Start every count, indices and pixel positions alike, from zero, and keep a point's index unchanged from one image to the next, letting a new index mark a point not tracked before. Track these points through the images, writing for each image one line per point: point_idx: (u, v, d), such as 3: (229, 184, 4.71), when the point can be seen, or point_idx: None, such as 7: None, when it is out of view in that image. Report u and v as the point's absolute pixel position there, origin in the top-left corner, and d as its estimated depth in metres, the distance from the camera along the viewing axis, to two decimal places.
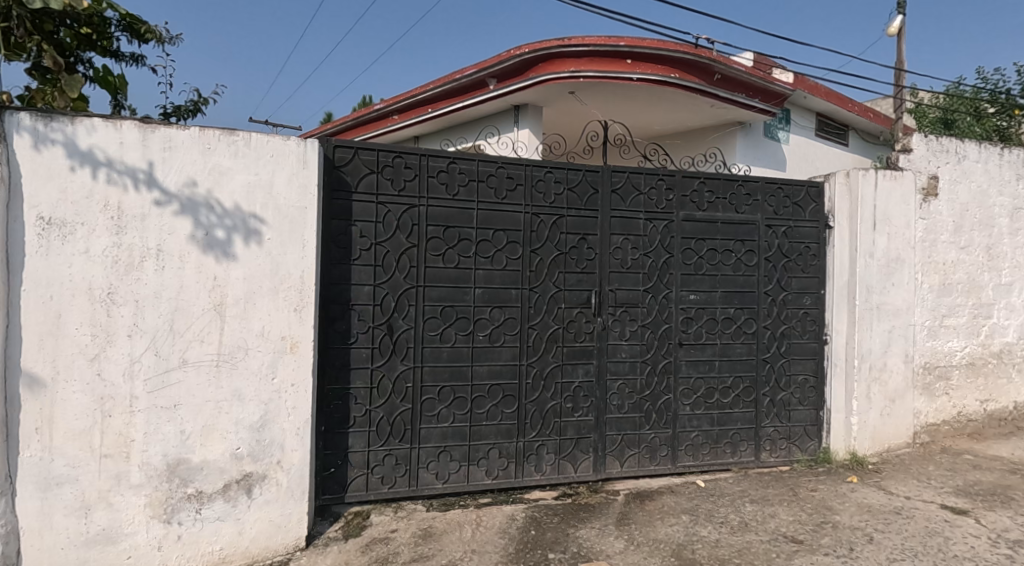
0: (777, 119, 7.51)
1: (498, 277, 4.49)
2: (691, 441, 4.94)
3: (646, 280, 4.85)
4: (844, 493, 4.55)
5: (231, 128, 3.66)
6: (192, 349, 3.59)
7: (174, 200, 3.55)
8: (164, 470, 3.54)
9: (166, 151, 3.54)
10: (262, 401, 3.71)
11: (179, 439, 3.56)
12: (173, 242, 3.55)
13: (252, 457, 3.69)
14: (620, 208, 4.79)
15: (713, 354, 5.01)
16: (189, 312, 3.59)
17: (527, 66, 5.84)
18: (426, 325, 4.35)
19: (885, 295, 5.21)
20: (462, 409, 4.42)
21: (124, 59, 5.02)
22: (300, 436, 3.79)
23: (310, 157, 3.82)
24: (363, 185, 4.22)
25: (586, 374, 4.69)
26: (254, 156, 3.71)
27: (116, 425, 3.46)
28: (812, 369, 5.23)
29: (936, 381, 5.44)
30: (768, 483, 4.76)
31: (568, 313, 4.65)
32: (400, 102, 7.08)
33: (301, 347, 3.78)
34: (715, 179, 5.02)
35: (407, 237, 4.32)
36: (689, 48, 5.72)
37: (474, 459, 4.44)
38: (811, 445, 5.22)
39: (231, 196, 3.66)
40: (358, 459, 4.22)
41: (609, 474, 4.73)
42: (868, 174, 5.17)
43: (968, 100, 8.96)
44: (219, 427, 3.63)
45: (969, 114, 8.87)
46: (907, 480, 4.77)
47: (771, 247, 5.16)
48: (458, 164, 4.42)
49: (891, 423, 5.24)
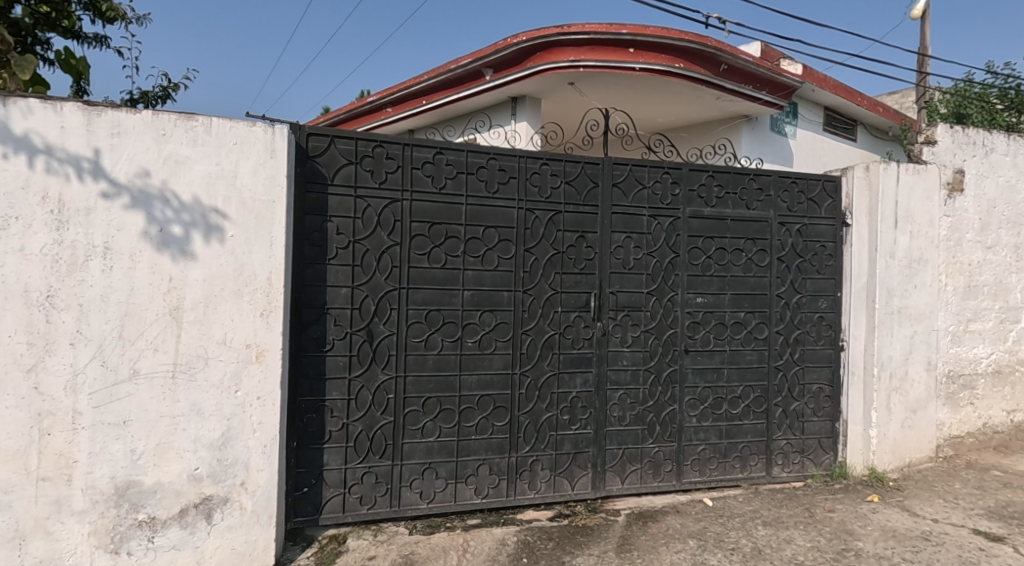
0: (786, 112, 7.14)
1: (488, 278, 4.12)
2: (697, 456, 4.58)
3: (650, 282, 4.48)
4: (865, 514, 4.19)
5: (189, 113, 3.29)
6: (144, 359, 3.22)
7: (123, 193, 3.18)
8: (112, 494, 3.17)
9: (115, 137, 3.17)
10: (224, 416, 3.34)
11: (129, 459, 3.20)
12: (122, 239, 3.18)
13: (213, 479, 3.33)
14: (622, 204, 4.42)
15: (722, 361, 4.64)
16: (141, 316, 3.22)
17: (525, 55, 5.45)
18: (410, 330, 3.98)
19: (908, 298, 4.84)
20: (449, 423, 4.05)
21: (87, 41, 4.68)
22: (267, 455, 3.42)
23: (279, 145, 3.45)
24: (341, 177, 3.86)
25: (585, 384, 4.32)
26: (215, 143, 3.34)
27: (56, 444, 3.10)
28: (827, 378, 4.87)
29: (961, 391, 5.06)
30: (782, 502, 4.39)
31: (565, 317, 4.28)
32: (392, 94, 6.69)
33: (267, 356, 3.41)
34: (724, 172, 4.64)
35: (389, 234, 3.94)
36: (694, 36, 5.34)
37: (461, 476, 4.08)
38: (826, 459, 4.85)
39: (189, 188, 3.28)
40: (333, 478, 3.86)
41: (608, 491, 4.36)
42: (889, 167, 4.80)
43: (978, 97, 8.49)
44: (175, 445, 3.27)
45: (981, 110, 8.39)
46: (933, 499, 4.41)
47: (783, 247, 4.78)
48: (445, 154, 4.05)
49: (913, 436, 4.87)
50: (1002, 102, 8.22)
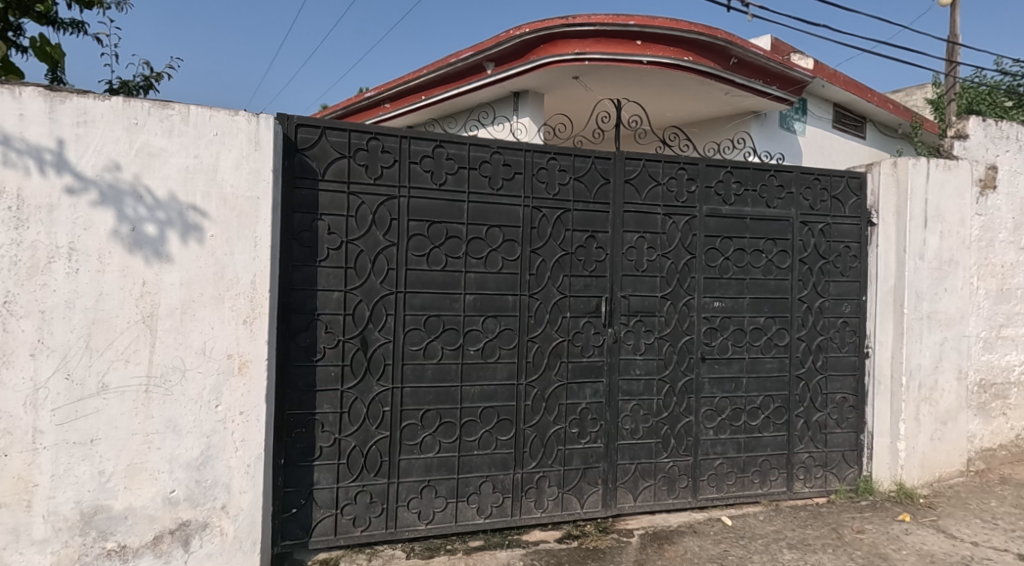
0: (794, 109, 6.85)
1: (492, 281, 3.83)
2: (715, 471, 4.28)
3: (665, 285, 4.18)
4: (897, 536, 3.93)
5: (164, 100, 3.00)
6: (113, 372, 2.92)
7: (90, 187, 2.88)
8: (78, 521, 2.88)
9: (81, 126, 2.88)
10: (203, 434, 3.05)
11: (97, 482, 2.90)
12: (89, 239, 2.88)
13: (190, 502, 3.03)
14: (635, 201, 4.12)
15: (741, 369, 4.35)
16: (110, 325, 2.92)
17: (527, 48, 5.12)
18: (408, 338, 3.69)
19: (937, 303, 4.55)
20: (449, 437, 3.76)
21: (63, 27, 4.38)
22: (250, 475, 3.12)
23: (264, 137, 3.15)
24: (333, 172, 3.56)
25: (595, 395, 4.03)
26: (193, 134, 3.04)
27: (14, 466, 2.81)
28: (851, 387, 4.58)
29: (993, 400, 4.77)
30: (806, 522, 4.11)
31: (574, 323, 3.98)
32: (390, 89, 6.33)
33: (251, 367, 3.12)
34: (742, 168, 4.35)
35: (385, 234, 3.65)
36: (705, 28, 4.99)
37: (463, 495, 3.78)
38: (850, 473, 4.57)
39: (164, 182, 2.99)
40: (324, 498, 3.56)
41: (620, 509, 4.07)
42: (919, 163, 4.51)
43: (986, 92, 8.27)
44: (148, 466, 2.97)
45: (987, 106, 8.18)
46: (969, 519, 4.14)
47: (806, 247, 4.49)
48: (446, 147, 3.76)
49: (943, 449, 4.57)
50: (1010, 98, 8.00)
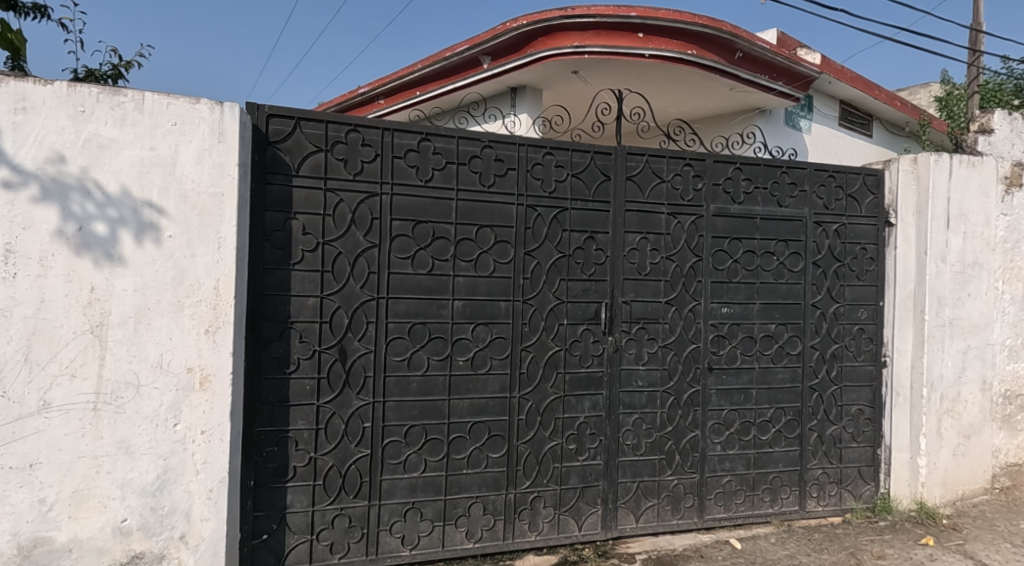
0: (800, 106, 6.56)
1: (482, 285, 3.53)
2: (722, 489, 3.98)
3: (669, 290, 3.88)
4: (921, 563, 3.65)
5: (116, 86, 2.70)
6: (57, 389, 2.63)
7: (31, 181, 2.58)
8: (15, 556, 2.58)
9: (21, 114, 2.58)
10: (159, 456, 2.76)
11: (38, 512, 2.61)
12: (29, 239, 2.58)
13: (144, 532, 2.74)
14: (638, 199, 3.82)
15: (750, 380, 4.05)
16: (54, 335, 2.62)
17: (524, 40, 4.81)
18: (390, 348, 3.39)
19: (960, 308, 4.24)
20: (435, 455, 3.46)
21: (24, 11, 4.07)
22: (212, 501, 2.83)
23: (228, 127, 2.85)
24: (308, 167, 3.27)
25: (594, 408, 3.73)
26: (149, 124, 2.74)
27: None
28: (868, 398, 4.28)
29: (1018, 413, 4.49)
30: (822, 545, 3.81)
31: (572, 331, 3.68)
32: (383, 83, 6.00)
33: (214, 382, 2.82)
34: (753, 164, 4.05)
35: (365, 235, 3.34)
36: (710, 20, 4.68)
37: (450, 518, 3.48)
38: (866, 491, 4.27)
39: (116, 177, 2.69)
40: (297, 522, 3.26)
41: (621, 531, 3.76)
42: (941, 159, 4.20)
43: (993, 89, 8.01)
44: (97, 493, 2.67)
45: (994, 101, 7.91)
46: (997, 543, 3.86)
47: (820, 249, 4.20)
48: (432, 141, 3.45)
49: (966, 465, 4.27)
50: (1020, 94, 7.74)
